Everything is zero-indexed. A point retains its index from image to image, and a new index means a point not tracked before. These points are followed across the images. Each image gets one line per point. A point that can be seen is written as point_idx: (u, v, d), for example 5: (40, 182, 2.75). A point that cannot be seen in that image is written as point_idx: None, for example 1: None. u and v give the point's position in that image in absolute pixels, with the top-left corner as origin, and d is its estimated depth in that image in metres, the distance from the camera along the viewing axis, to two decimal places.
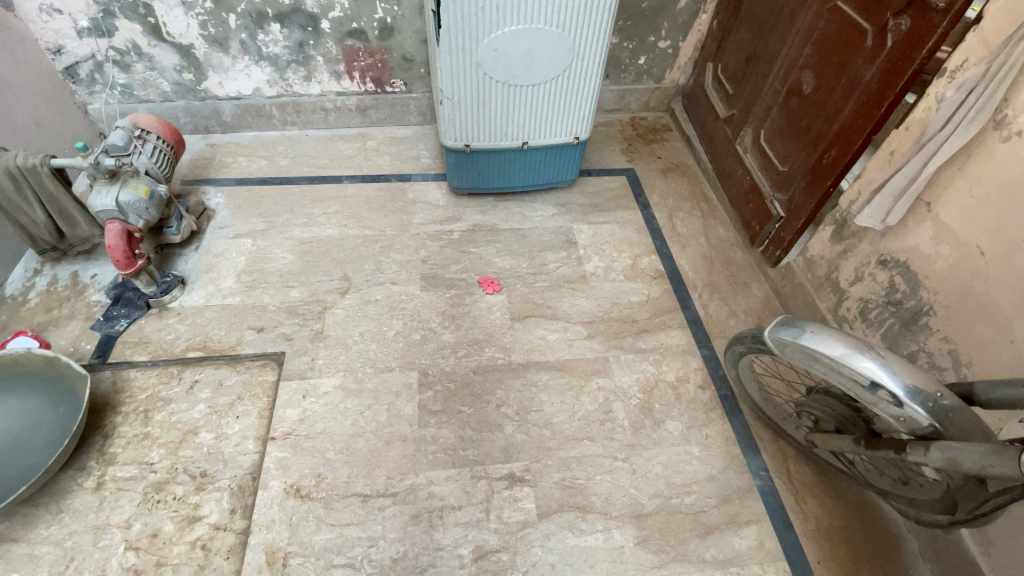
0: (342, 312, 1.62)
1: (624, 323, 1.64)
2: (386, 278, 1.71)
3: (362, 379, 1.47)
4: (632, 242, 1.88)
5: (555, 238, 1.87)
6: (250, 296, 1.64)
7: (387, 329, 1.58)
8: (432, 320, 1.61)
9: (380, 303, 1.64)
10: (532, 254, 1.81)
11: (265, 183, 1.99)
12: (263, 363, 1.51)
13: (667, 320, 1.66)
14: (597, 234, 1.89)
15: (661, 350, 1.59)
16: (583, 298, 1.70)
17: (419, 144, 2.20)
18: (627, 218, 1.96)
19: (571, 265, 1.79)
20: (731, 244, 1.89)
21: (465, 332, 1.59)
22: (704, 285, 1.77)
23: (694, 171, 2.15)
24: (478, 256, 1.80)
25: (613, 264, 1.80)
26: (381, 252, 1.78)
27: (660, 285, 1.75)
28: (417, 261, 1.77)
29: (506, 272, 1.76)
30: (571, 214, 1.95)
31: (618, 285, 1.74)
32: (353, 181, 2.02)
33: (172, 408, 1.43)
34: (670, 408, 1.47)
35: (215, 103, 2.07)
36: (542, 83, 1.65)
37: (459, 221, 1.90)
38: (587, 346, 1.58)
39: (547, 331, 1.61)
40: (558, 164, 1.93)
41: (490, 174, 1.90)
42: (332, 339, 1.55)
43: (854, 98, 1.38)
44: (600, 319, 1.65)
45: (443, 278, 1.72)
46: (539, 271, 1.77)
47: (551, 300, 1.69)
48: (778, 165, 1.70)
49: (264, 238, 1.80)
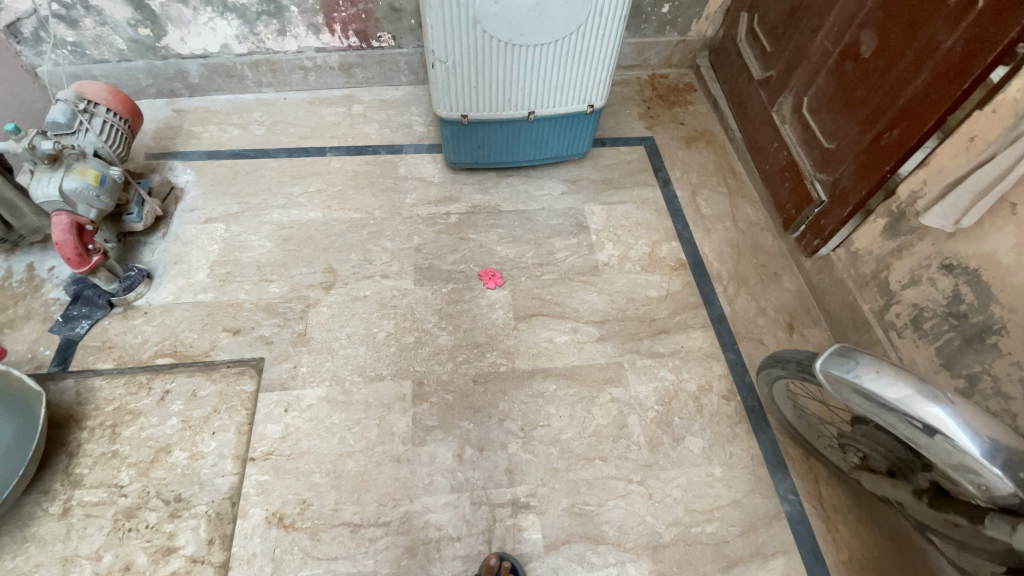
0: (327, 311, 1.46)
1: (640, 322, 1.48)
2: (375, 270, 1.54)
3: (350, 390, 1.33)
4: (650, 226, 1.69)
5: (564, 221, 1.68)
6: (224, 292, 1.48)
7: (377, 331, 1.43)
8: (427, 320, 1.45)
9: (369, 301, 1.48)
10: (539, 242, 1.63)
11: (239, 156, 1.78)
12: (240, 370, 1.36)
13: (689, 319, 1.50)
14: (610, 217, 1.70)
15: (682, 354, 1.44)
16: (595, 294, 1.53)
17: (411, 109, 1.96)
18: (645, 197, 1.76)
19: (582, 255, 1.61)
20: (761, 227, 1.70)
21: (463, 335, 1.44)
22: (730, 276, 1.59)
23: (720, 139, 1.92)
24: (478, 245, 1.61)
25: (628, 253, 1.62)
26: (370, 240, 1.60)
27: (681, 278, 1.58)
28: (411, 250, 1.59)
29: (510, 263, 1.58)
30: (583, 194, 1.75)
31: (634, 278, 1.57)
32: (337, 154, 1.81)
33: (142, 422, 1.30)
34: (691, 422, 1.33)
35: (179, 63, 1.82)
36: (551, 43, 1.40)
37: (456, 202, 1.71)
38: (599, 349, 1.43)
39: (555, 332, 1.45)
40: (568, 136, 1.70)
41: (491, 148, 1.68)
42: (316, 342, 1.40)
43: (926, 69, 1.16)
44: (614, 318, 1.49)
45: (439, 271, 1.55)
46: (546, 262, 1.59)
47: (559, 297, 1.52)
48: (823, 140, 1.48)
49: (239, 223, 1.61)
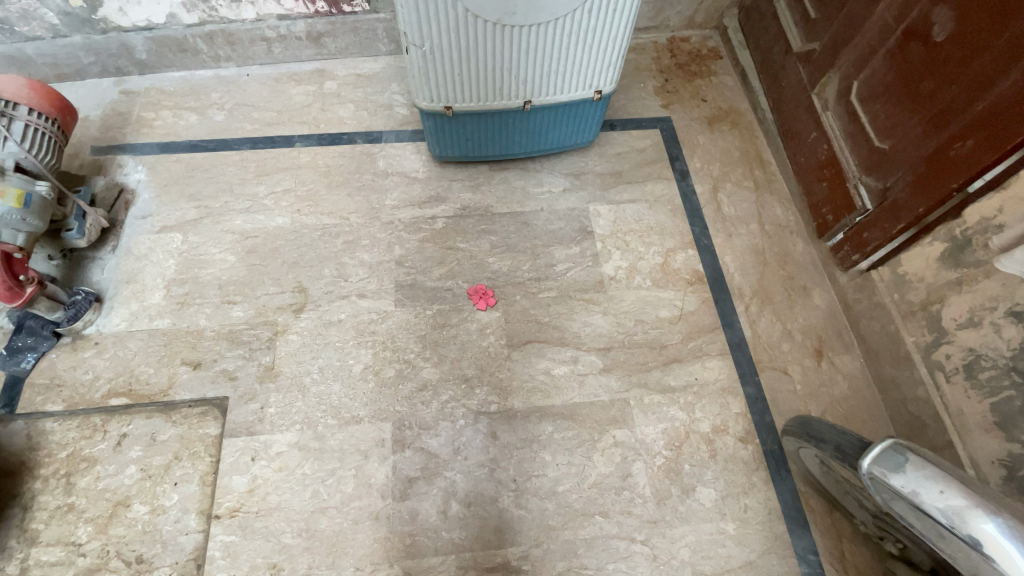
0: (297, 340, 1.30)
1: (649, 350, 1.32)
2: (350, 289, 1.37)
3: (324, 435, 1.20)
4: (664, 231, 1.48)
5: (566, 226, 1.48)
6: (182, 317, 1.32)
7: (354, 363, 1.28)
8: (409, 349, 1.30)
9: (344, 326, 1.32)
10: (536, 252, 1.44)
11: (196, 149, 1.57)
12: (202, 411, 1.23)
13: (704, 345, 1.33)
14: (619, 220, 1.49)
15: (695, 388, 1.28)
16: (599, 315, 1.36)
17: (392, 85, 1.71)
18: (659, 194, 1.54)
19: (585, 267, 1.42)
20: (790, 231, 1.49)
21: (449, 367, 1.28)
22: (753, 292, 1.40)
23: (748, 121, 1.67)
24: (468, 256, 1.42)
25: (638, 264, 1.43)
26: (345, 251, 1.42)
27: (697, 295, 1.39)
28: (391, 264, 1.41)
29: (503, 278, 1.40)
30: (587, 191, 1.53)
31: (644, 295, 1.39)
32: (308, 145, 1.59)
33: (98, 471, 1.19)
34: (702, 470, 1.19)
35: (121, 37, 1.57)
36: (550, 22, 1.15)
37: (443, 203, 1.50)
38: (603, 383, 1.27)
39: (552, 362, 1.29)
40: (571, 125, 1.46)
41: (482, 140, 1.45)
42: (285, 378, 1.26)
43: (1020, 68, 0.93)
44: (620, 345, 1.32)
45: (422, 289, 1.37)
46: (544, 276, 1.41)
47: (558, 319, 1.35)
48: (874, 138, 1.25)
49: (198, 233, 1.44)
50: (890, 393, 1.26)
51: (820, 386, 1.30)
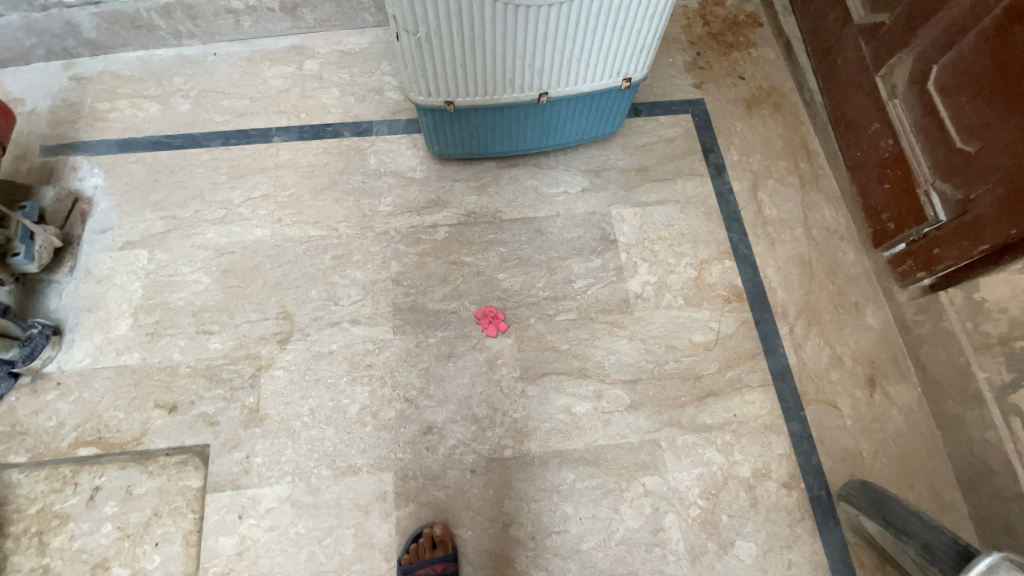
0: (283, 376, 1.15)
1: (682, 382, 1.17)
2: (342, 314, 1.20)
3: (318, 488, 1.07)
4: (697, 239, 1.30)
5: (585, 234, 1.29)
6: (153, 351, 1.18)
7: (348, 404, 1.13)
8: (410, 386, 1.14)
9: (335, 359, 1.16)
10: (552, 266, 1.26)
11: (160, 147, 1.38)
12: (182, 460, 1.10)
13: (743, 375, 1.18)
14: (645, 226, 1.31)
15: (734, 425, 1.14)
16: (625, 341, 1.20)
17: (382, 64, 1.48)
18: (691, 195, 1.35)
19: (608, 284, 1.25)
20: (840, 237, 1.33)
21: (456, 406, 1.13)
22: (799, 311, 1.25)
23: (792, 104, 1.49)
24: (474, 272, 1.25)
25: (668, 279, 1.26)
26: (333, 269, 1.24)
27: (735, 315, 1.23)
28: (387, 283, 1.23)
29: (515, 298, 1.23)
30: (609, 191, 1.34)
31: (675, 316, 1.22)
32: (287, 139, 1.38)
33: (72, 529, 1.06)
34: (742, 521, 1.07)
35: (63, 14, 1.34)
36: (571, 0, 0.93)
37: (444, 208, 1.31)
38: (630, 422, 1.13)
39: (573, 399, 1.14)
40: (593, 117, 1.26)
41: (488, 136, 1.25)
42: (272, 423, 1.11)
43: None
44: (648, 376, 1.17)
45: (423, 314, 1.21)
46: (561, 295, 1.23)
47: (579, 346, 1.19)
48: (954, 139, 1.08)
49: (166, 249, 1.27)
50: (952, 430, 1.13)
51: (872, 420, 1.17)
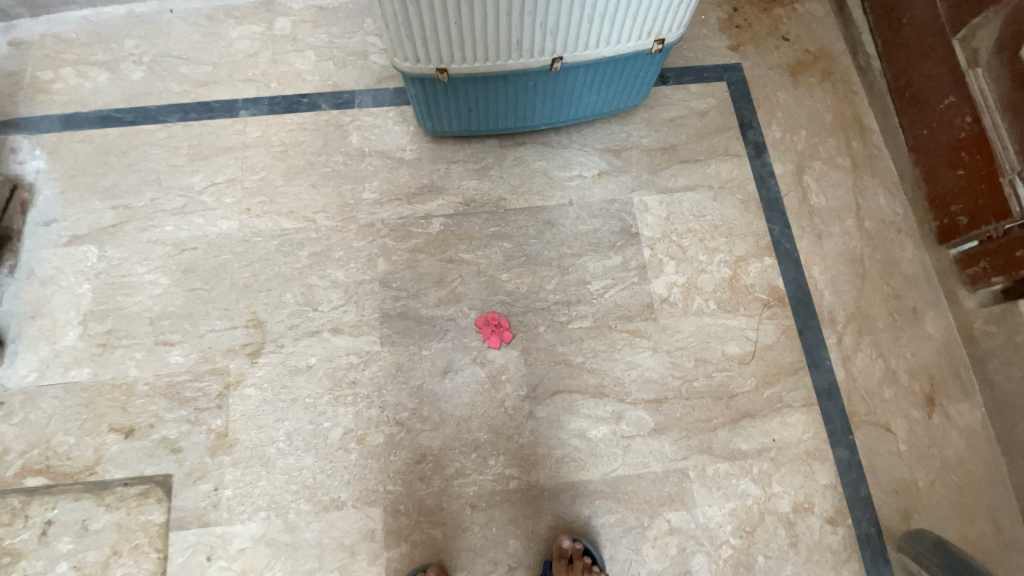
0: (255, 395, 1.00)
1: (713, 401, 1.01)
2: (322, 322, 1.03)
3: (296, 526, 0.94)
4: (733, 232, 1.13)
5: (603, 227, 1.11)
6: (106, 365, 1.03)
7: (330, 428, 0.98)
8: (400, 407, 0.99)
9: (313, 375, 1.00)
10: (563, 264, 1.08)
11: (110, 123, 1.19)
12: (142, 491, 0.97)
13: (783, 393, 1.03)
14: (673, 217, 1.12)
15: (773, 452, 1.00)
16: (649, 354, 1.03)
17: (366, 23, 1.27)
18: (726, 179, 1.17)
19: (629, 286, 1.07)
20: (897, 230, 1.16)
21: (454, 430, 0.98)
22: (849, 316, 1.09)
23: (844, 71, 1.29)
24: (474, 272, 1.07)
25: (698, 280, 1.09)
26: (309, 269, 1.07)
27: (775, 322, 1.07)
28: (372, 285, 1.06)
29: (521, 303, 1.06)
30: (631, 175, 1.15)
31: (706, 324, 1.06)
32: (256, 114, 1.19)
33: (23, 569, 0.93)
34: (780, 563, 0.95)
35: None
36: None
37: (439, 196, 1.12)
38: (654, 448, 0.98)
39: (589, 422, 0.99)
40: (615, 88, 1.07)
41: (491, 111, 1.06)
42: (243, 450, 0.97)
43: None
44: (674, 395, 1.01)
45: (414, 321, 1.04)
46: (575, 299, 1.06)
47: (595, 359, 1.03)
48: None
49: (118, 245, 1.10)
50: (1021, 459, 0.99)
51: (929, 445, 1.02)
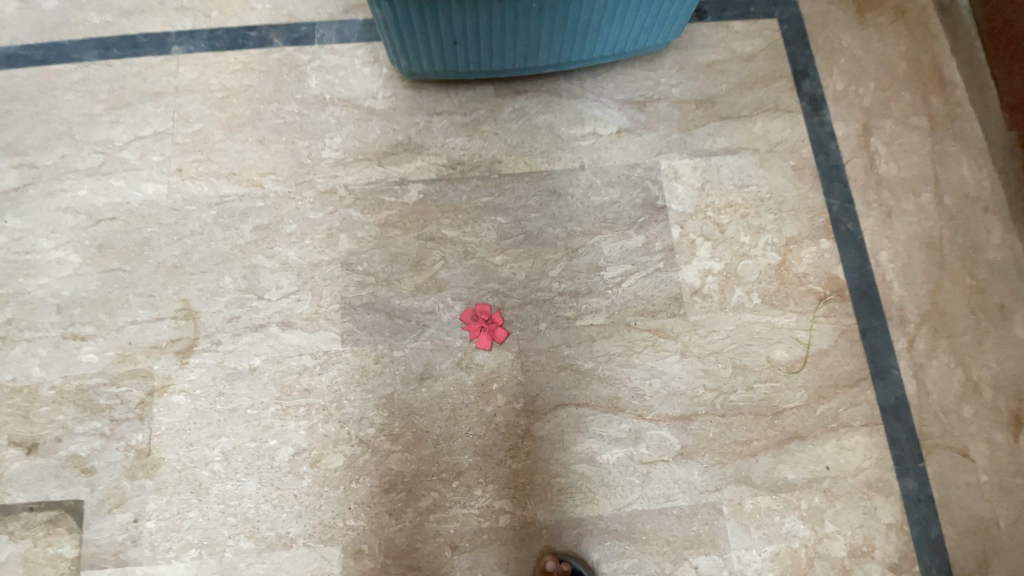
0: (185, 405, 0.80)
1: (754, 420, 0.82)
2: (267, 314, 0.83)
3: (234, 569, 0.75)
4: (782, 208, 0.91)
5: (622, 198, 0.88)
6: (4, 364, 0.83)
7: (277, 447, 0.79)
8: (365, 423, 0.79)
9: (256, 380, 0.81)
10: (570, 245, 0.86)
11: (14, 61, 0.96)
12: (47, 520, 0.78)
13: (840, 410, 0.84)
14: (709, 188, 0.90)
15: (825, 483, 0.81)
16: (676, 359, 0.82)
17: None
18: (775, 141, 0.94)
19: (653, 274, 0.85)
20: (984, 207, 0.93)
21: (431, 452, 0.78)
22: (922, 315, 0.88)
23: (922, 9, 1.04)
24: (459, 253, 0.85)
25: (740, 267, 0.87)
26: (251, 246, 0.85)
27: (831, 321, 0.87)
28: (331, 267, 0.84)
29: (517, 293, 0.84)
30: (658, 133, 0.92)
31: (747, 323, 0.85)
32: (194, 51, 0.96)
33: None
34: None
35: None
36: None
37: (416, 155, 0.89)
38: (679, 477, 0.79)
39: (599, 444, 0.79)
40: (643, 18, 0.83)
41: (482, 46, 0.82)
42: (169, 473, 0.78)
43: None
44: (707, 411, 0.81)
45: (384, 314, 0.83)
46: (585, 290, 0.84)
47: (609, 366, 0.82)
48: None
49: (20, 214, 0.89)
50: None
51: (1017, 475, 0.83)
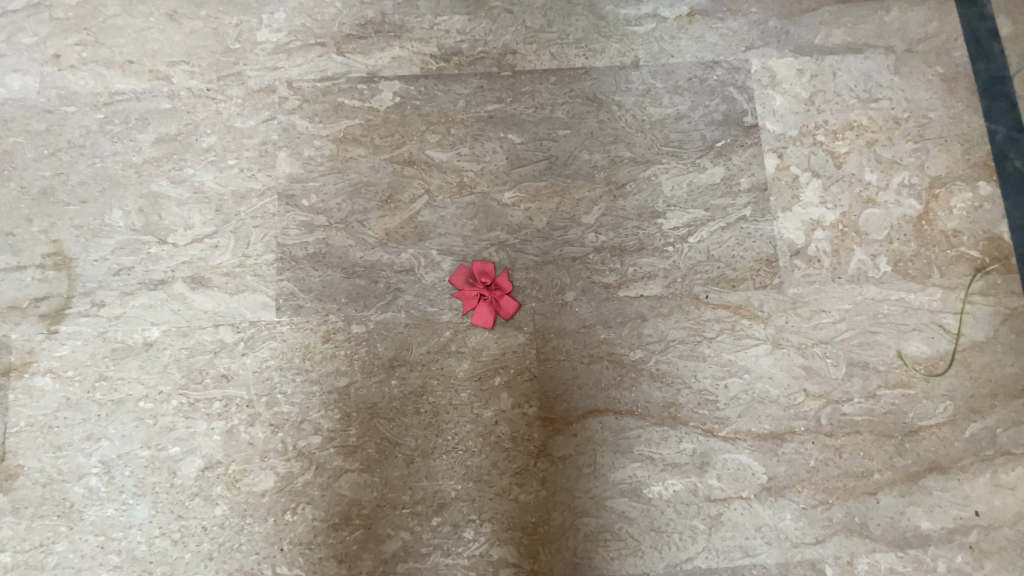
0: (52, 391, 0.56)
1: (874, 442, 0.56)
2: (171, 265, 0.57)
3: None
4: (923, 135, 0.62)
5: (692, 111, 0.60)
6: None
7: (181, 457, 0.54)
8: (306, 428, 0.54)
9: (152, 361, 0.56)
10: (615, 178, 0.58)
11: None
12: None
13: (998, 431, 0.57)
14: (820, 102, 0.61)
15: (972, 536, 0.55)
16: (765, 352, 0.56)
17: None
18: (916, 38, 0.65)
19: (736, 225, 0.58)
20: None
21: (401, 474, 0.54)
22: None
23: None
24: (451, 186, 0.58)
25: (861, 219, 0.59)
26: (151, 167, 0.59)
27: (991, 302, 0.59)
28: (262, 200, 0.58)
29: (534, 247, 0.57)
30: (746, 19, 0.62)
31: (870, 301, 0.58)
32: None
33: None
34: None
35: None
36: None
37: (392, 40, 0.60)
38: (763, 523, 0.54)
39: (648, 472, 0.54)
40: None
41: None
42: (28, 489, 0.55)
43: None
44: (807, 428, 0.55)
45: (338, 270, 0.56)
46: (635, 245, 0.57)
47: (666, 358, 0.55)
48: None
49: None
50: None
51: None
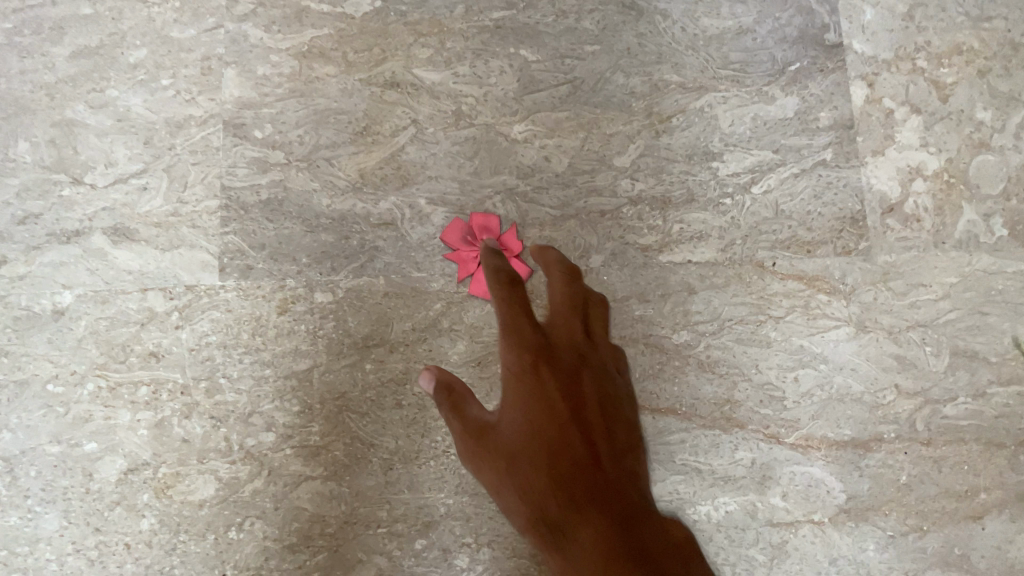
0: None
1: (982, 455, 0.43)
2: (88, 212, 0.45)
3: None
4: None
5: (758, 24, 0.46)
6: None
7: (99, 456, 0.43)
8: (255, 423, 0.42)
9: (63, 333, 0.44)
10: (656, 109, 0.45)
11: None
12: None
13: None
14: (922, 16, 0.47)
15: None
16: (846, 338, 0.43)
17: None
18: None
19: (812, 172, 0.45)
20: None
21: (376, 483, 0.42)
22: None
23: None
24: (445, 116, 0.45)
25: (971, 168, 0.46)
26: (65, 87, 0.46)
27: None
28: (203, 131, 0.45)
29: (551, 196, 0.44)
30: None
31: (983, 274, 0.45)
32: None
33: None
34: None
35: None
36: None
37: None
38: (839, 554, 0.42)
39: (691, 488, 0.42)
40: None
41: None
42: None
43: None
44: (898, 435, 0.43)
45: (299, 223, 0.44)
46: (681, 196, 0.44)
47: (718, 343, 0.43)
48: None
49: None
50: None
51: None
